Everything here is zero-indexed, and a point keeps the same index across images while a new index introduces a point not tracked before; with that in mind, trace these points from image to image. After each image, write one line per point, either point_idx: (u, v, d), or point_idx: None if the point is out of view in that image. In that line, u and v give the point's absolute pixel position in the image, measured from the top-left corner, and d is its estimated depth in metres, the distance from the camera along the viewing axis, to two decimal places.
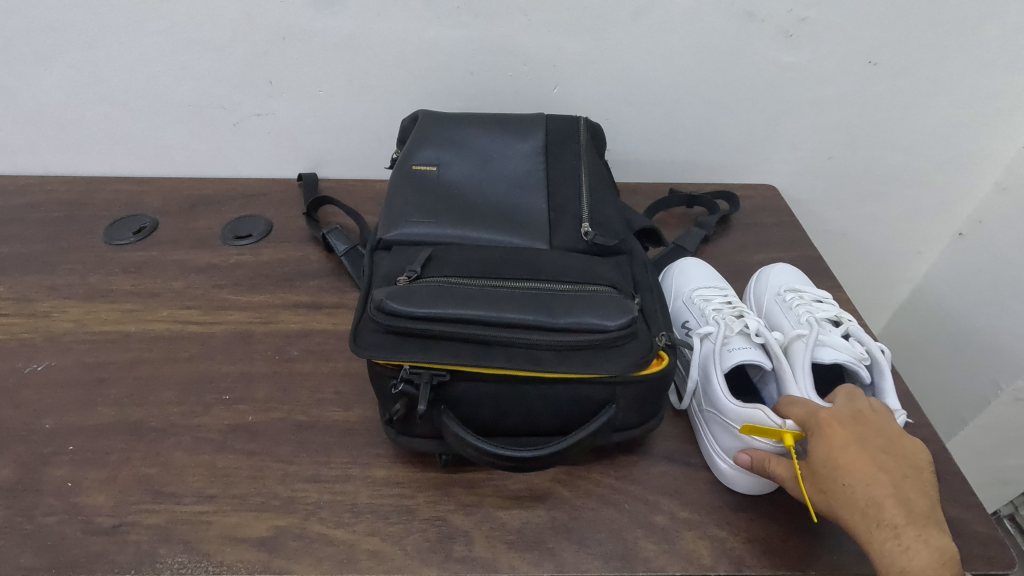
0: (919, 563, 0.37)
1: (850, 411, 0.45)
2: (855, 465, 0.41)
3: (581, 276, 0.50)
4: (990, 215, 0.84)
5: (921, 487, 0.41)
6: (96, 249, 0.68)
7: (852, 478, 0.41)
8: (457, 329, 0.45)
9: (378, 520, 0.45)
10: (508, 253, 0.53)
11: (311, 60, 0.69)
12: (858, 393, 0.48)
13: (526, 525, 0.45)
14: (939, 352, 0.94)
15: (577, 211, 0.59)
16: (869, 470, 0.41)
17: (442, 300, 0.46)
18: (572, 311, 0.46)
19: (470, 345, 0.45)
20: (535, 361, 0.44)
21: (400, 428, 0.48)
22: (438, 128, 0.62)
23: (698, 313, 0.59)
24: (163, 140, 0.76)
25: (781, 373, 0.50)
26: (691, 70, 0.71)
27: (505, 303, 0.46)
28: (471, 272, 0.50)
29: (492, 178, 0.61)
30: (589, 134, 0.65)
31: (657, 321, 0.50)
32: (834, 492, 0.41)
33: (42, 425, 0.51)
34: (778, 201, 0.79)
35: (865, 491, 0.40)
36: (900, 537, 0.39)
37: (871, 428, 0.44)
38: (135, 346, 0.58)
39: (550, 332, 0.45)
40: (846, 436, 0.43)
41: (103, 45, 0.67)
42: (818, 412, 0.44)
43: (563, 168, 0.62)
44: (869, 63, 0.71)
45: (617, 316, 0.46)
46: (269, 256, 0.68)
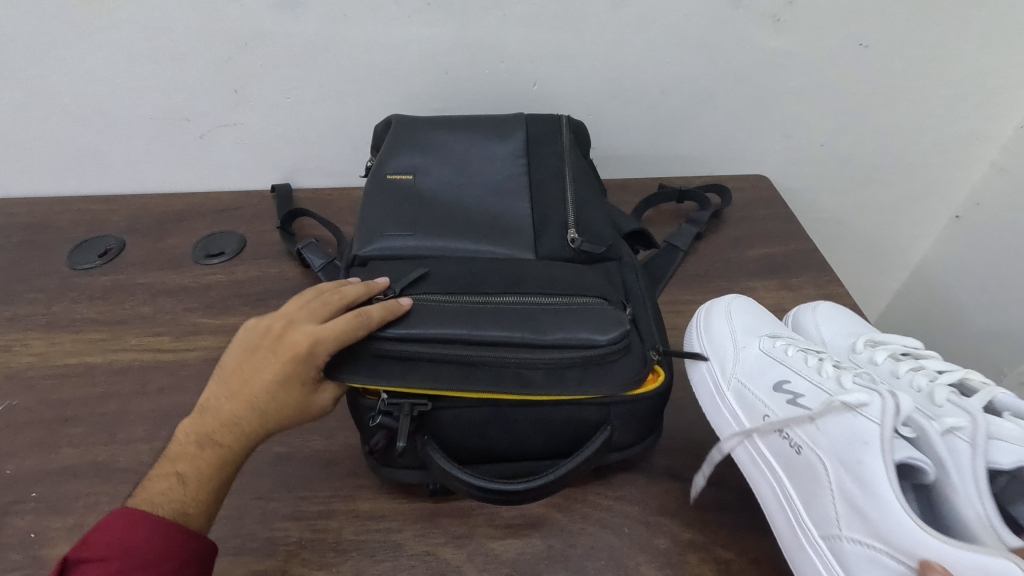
0: None
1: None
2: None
3: (570, 287, 0.47)
4: (988, 196, 0.81)
5: None
6: (60, 275, 0.65)
7: None
8: (440, 351, 0.42)
9: (363, 558, 0.42)
10: (491, 265, 0.50)
11: (276, 65, 0.65)
12: None
13: (520, 555, 0.43)
14: (942, 339, 0.92)
15: (562, 216, 0.56)
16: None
17: (422, 319, 0.43)
18: (565, 328, 0.43)
19: (455, 368, 0.42)
20: (524, 382, 0.42)
21: (383, 460, 0.45)
22: (412, 135, 0.59)
23: (812, 372, 0.47)
24: (129, 156, 0.72)
25: (947, 484, 0.37)
26: (675, 59, 0.68)
27: (489, 320, 0.43)
28: (454, 287, 0.47)
29: (471, 184, 0.58)
30: (571, 134, 0.62)
31: (650, 335, 0.48)
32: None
33: (3, 471, 0.48)
34: (771, 192, 0.77)
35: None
36: None
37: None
38: (102, 379, 0.55)
39: (537, 351, 0.42)
40: None
41: (54, 59, 0.63)
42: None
43: (546, 171, 0.59)
44: (861, 45, 0.68)
45: (610, 330, 0.43)
46: (242, 274, 0.65)
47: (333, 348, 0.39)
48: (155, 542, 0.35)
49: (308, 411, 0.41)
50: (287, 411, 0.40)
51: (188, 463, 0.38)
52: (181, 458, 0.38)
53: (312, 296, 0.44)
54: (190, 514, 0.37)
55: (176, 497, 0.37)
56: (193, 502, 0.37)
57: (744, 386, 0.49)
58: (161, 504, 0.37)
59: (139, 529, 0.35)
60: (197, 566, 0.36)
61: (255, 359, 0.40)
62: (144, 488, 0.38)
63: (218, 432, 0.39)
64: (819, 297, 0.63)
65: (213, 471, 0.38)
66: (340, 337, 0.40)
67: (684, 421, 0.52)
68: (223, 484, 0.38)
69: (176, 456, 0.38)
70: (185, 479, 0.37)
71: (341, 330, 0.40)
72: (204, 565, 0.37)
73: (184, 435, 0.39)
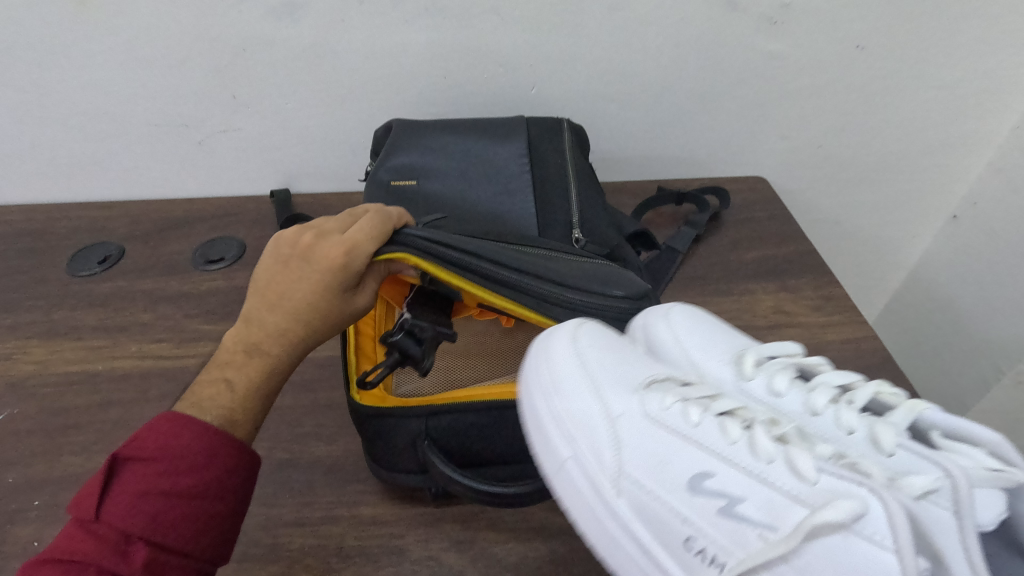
0: None
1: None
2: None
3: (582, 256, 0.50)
4: (984, 195, 0.82)
5: None
6: (60, 282, 0.65)
7: None
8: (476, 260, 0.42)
9: (367, 564, 0.43)
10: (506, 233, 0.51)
11: (274, 71, 0.65)
12: None
13: (523, 560, 0.43)
14: (940, 337, 0.92)
15: (566, 218, 0.57)
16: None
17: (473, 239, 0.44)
18: (580, 275, 0.47)
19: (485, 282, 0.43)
20: (544, 305, 0.44)
21: (386, 465, 0.45)
22: (415, 136, 0.59)
23: (727, 462, 0.39)
24: (128, 162, 0.72)
25: None
26: (673, 62, 0.68)
27: (531, 255, 0.46)
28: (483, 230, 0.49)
29: (475, 185, 0.58)
30: (572, 136, 0.62)
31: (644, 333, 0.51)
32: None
33: (6, 479, 0.48)
34: (769, 193, 0.77)
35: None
36: None
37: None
38: (103, 386, 0.55)
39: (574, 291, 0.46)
40: None
41: (52, 67, 0.63)
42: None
43: (549, 170, 0.59)
44: (856, 47, 0.69)
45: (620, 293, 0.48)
46: (242, 280, 0.65)
47: (374, 245, 0.40)
48: (209, 443, 0.34)
49: (347, 314, 0.42)
50: (329, 317, 0.40)
51: (236, 371, 0.38)
52: (228, 369, 0.39)
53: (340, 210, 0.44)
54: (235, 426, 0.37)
55: (223, 403, 0.37)
56: (237, 411, 0.37)
57: (643, 496, 0.39)
58: (205, 414, 0.36)
59: (183, 435, 0.34)
60: (243, 478, 0.36)
61: (290, 268, 0.41)
62: (187, 399, 0.38)
63: (264, 342, 0.39)
64: (818, 299, 0.63)
65: (259, 380, 0.39)
66: (380, 235, 0.40)
67: None
68: (269, 392, 0.39)
69: (223, 368, 0.39)
70: (232, 387, 0.38)
71: (377, 226, 0.40)
72: (251, 475, 0.36)
73: (231, 345, 0.40)
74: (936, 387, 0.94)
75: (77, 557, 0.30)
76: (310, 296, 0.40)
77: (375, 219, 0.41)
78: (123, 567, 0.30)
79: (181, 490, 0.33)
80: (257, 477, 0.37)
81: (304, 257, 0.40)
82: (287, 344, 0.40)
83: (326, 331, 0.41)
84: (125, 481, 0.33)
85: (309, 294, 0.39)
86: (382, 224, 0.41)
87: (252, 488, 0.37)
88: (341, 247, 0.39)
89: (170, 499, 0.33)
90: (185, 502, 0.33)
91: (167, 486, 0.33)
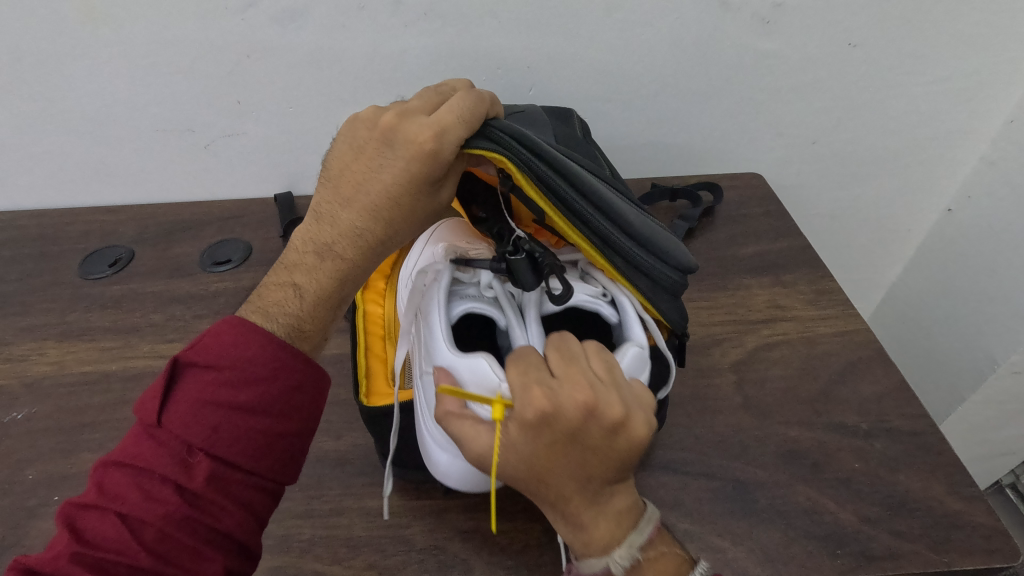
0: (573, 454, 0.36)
1: (573, 396, 0.35)
2: (557, 462, 0.36)
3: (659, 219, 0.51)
4: (978, 189, 0.83)
5: (581, 459, 0.36)
6: (72, 285, 0.66)
7: (558, 466, 0.36)
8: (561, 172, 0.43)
9: (374, 553, 0.44)
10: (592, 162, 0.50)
11: (278, 76, 0.67)
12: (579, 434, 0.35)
13: (525, 548, 0.45)
14: (935, 331, 0.93)
15: None
16: (574, 458, 0.36)
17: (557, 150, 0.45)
18: (651, 227, 0.46)
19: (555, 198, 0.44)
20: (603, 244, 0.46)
21: (399, 461, 0.48)
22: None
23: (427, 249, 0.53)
24: (136, 167, 0.74)
25: (511, 327, 0.45)
26: (668, 61, 0.69)
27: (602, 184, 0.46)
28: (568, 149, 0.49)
29: None
30: (584, 133, 0.65)
31: (678, 309, 0.48)
32: (537, 486, 0.37)
33: (25, 476, 0.50)
34: (764, 190, 0.78)
35: (567, 483, 0.37)
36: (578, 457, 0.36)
37: (586, 415, 0.35)
38: (117, 385, 0.56)
39: (622, 236, 0.46)
40: (563, 462, 0.36)
41: (62, 75, 0.64)
42: (526, 392, 0.36)
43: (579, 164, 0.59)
44: (849, 45, 0.70)
45: (680, 259, 0.46)
46: (249, 282, 0.67)
47: (460, 135, 0.41)
48: (266, 360, 0.37)
49: (425, 208, 0.44)
50: (406, 212, 0.43)
51: (304, 278, 0.41)
52: (298, 272, 0.42)
53: (426, 94, 0.45)
54: (303, 334, 0.40)
55: (291, 310, 0.41)
56: (307, 316, 0.41)
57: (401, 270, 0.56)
58: (275, 321, 0.40)
59: (250, 341, 0.38)
60: (307, 395, 0.39)
61: (369, 161, 0.42)
62: (256, 303, 0.41)
63: (338, 241, 0.42)
64: (812, 293, 0.65)
65: (332, 281, 0.42)
66: (465, 125, 0.41)
67: (681, 415, 0.54)
68: (343, 289, 0.42)
69: (295, 267, 0.42)
70: (305, 289, 0.41)
71: (466, 114, 0.41)
72: (316, 396, 0.40)
73: (301, 245, 0.43)
74: (933, 380, 0.95)
75: (150, 458, 0.35)
76: (387, 189, 0.41)
77: (462, 105, 0.42)
78: (188, 473, 0.35)
79: (238, 404, 0.37)
80: (322, 393, 0.40)
81: (384, 150, 0.42)
82: (363, 241, 0.42)
83: (402, 226, 0.43)
84: (186, 388, 0.37)
85: (393, 185, 0.42)
86: (468, 112, 0.42)
87: (315, 403, 0.40)
88: (425, 137, 0.41)
89: (227, 413, 0.36)
90: (242, 417, 0.37)
91: (227, 399, 0.36)
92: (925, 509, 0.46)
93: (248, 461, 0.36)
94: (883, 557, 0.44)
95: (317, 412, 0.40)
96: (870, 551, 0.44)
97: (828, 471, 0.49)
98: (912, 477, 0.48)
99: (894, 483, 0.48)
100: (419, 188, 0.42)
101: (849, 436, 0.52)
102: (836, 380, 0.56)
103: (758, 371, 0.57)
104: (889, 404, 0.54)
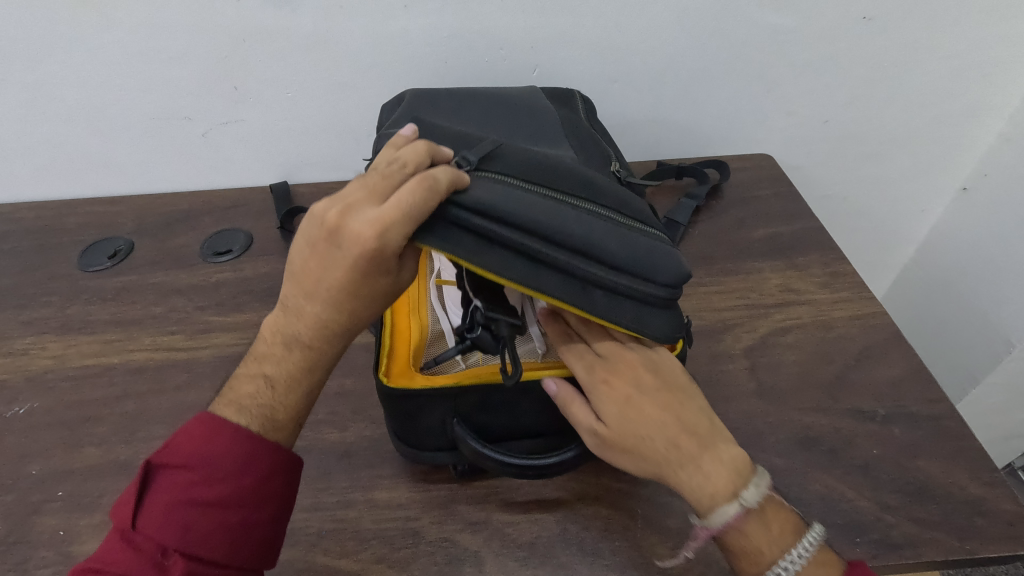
0: (662, 423, 0.40)
1: (635, 363, 0.43)
2: (646, 410, 0.41)
3: (641, 221, 0.45)
4: (995, 166, 0.80)
5: (675, 419, 0.41)
6: (72, 278, 0.65)
7: (649, 428, 0.40)
8: (515, 231, 0.37)
9: (384, 546, 0.44)
10: (547, 179, 0.43)
11: (274, 60, 0.65)
12: (679, 406, 0.42)
13: (537, 539, 0.44)
14: (947, 313, 0.91)
15: (605, 157, 0.57)
16: (661, 412, 0.41)
17: (509, 202, 0.38)
18: (633, 251, 0.40)
19: (514, 257, 0.38)
20: (582, 293, 0.39)
21: (414, 443, 0.47)
22: (427, 102, 0.60)
23: None
24: (134, 157, 0.72)
25: None
26: (675, 41, 0.67)
27: (571, 225, 0.39)
28: (530, 175, 0.42)
29: (497, 128, 0.57)
30: (585, 107, 0.65)
31: (669, 329, 0.41)
32: (637, 445, 0.40)
33: (29, 471, 0.49)
34: (775, 171, 0.76)
35: (662, 436, 0.40)
36: (677, 431, 0.40)
37: (648, 368, 0.43)
38: (120, 379, 0.56)
39: (607, 271, 0.40)
40: (655, 418, 0.41)
41: (54, 63, 0.63)
42: (593, 370, 0.43)
43: (569, 121, 0.60)
44: (863, 18, 0.67)
45: (671, 275, 0.40)
46: (250, 272, 0.66)
47: (401, 234, 0.34)
48: (238, 455, 0.36)
49: (388, 294, 0.38)
50: (369, 304, 0.37)
51: (273, 367, 0.38)
52: (267, 362, 0.39)
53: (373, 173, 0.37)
54: (276, 424, 0.38)
55: (262, 401, 0.38)
56: (279, 408, 0.38)
57: None
58: (247, 415, 0.38)
59: (222, 438, 0.36)
60: (284, 484, 0.38)
61: (315, 255, 0.37)
62: (228, 396, 0.39)
63: (304, 333, 0.38)
64: (826, 275, 0.63)
65: (298, 378, 0.38)
66: (406, 223, 0.34)
67: None
68: (311, 384, 0.39)
69: (264, 358, 0.39)
70: (275, 385, 0.38)
71: (410, 210, 0.34)
72: (291, 481, 0.38)
73: (268, 335, 0.39)
74: (946, 362, 0.93)
75: (120, 563, 0.33)
76: (341, 287, 0.36)
77: (410, 200, 0.34)
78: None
79: (212, 500, 0.35)
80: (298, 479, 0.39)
81: (331, 244, 0.35)
82: (325, 337, 0.38)
83: (365, 316, 0.38)
84: (159, 489, 0.36)
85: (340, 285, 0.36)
86: (417, 209, 0.34)
87: (292, 491, 0.38)
88: (367, 238, 0.34)
89: (201, 509, 0.35)
90: (216, 511, 0.35)
91: (199, 496, 0.35)
92: (946, 495, 0.45)
93: (226, 557, 0.35)
94: (904, 545, 0.43)
95: (291, 496, 0.39)
96: (891, 539, 0.43)
97: (845, 457, 0.48)
98: (932, 463, 0.47)
99: (913, 469, 0.47)
100: (377, 281, 0.37)
101: (867, 422, 0.50)
102: (852, 364, 0.55)
103: (772, 357, 0.56)
104: (907, 389, 0.53)
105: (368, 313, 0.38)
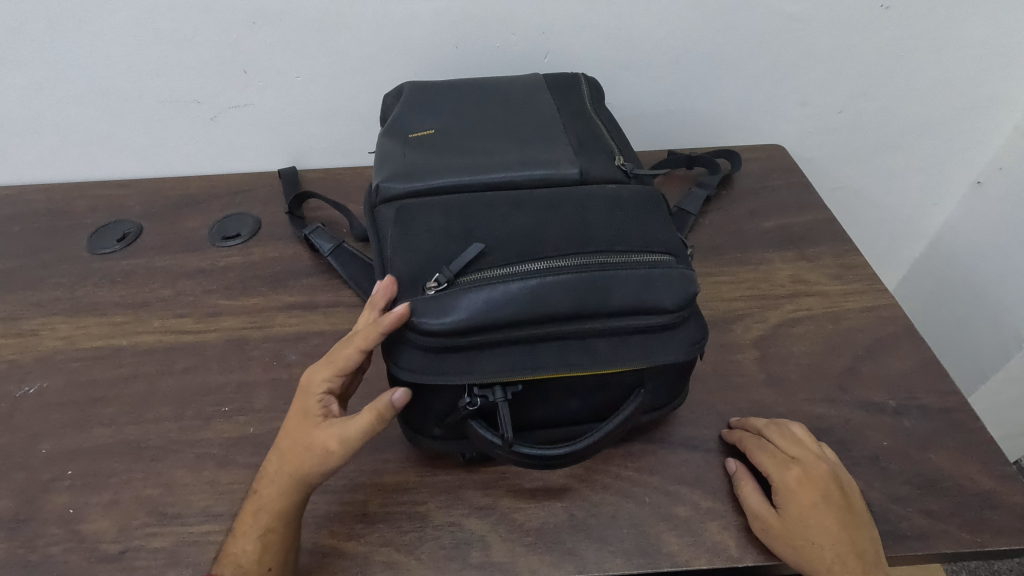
0: (836, 532, 0.42)
1: (816, 465, 0.44)
2: (821, 516, 0.42)
3: (636, 243, 0.46)
4: (1011, 161, 0.79)
5: (851, 532, 0.42)
6: (81, 260, 0.65)
7: (822, 536, 0.42)
8: (505, 333, 0.42)
9: (391, 530, 0.44)
10: (533, 249, 0.45)
11: (285, 43, 0.64)
12: (858, 517, 0.42)
13: (544, 525, 0.44)
14: (959, 308, 0.91)
15: (607, 147, 0.56)
16: (839, 526, 0.42)
17: (481, 307, 0.41)
18: (618, 292, 0.43)
19: (507, 350, 0.42)
20: (589, 353, 0.43)
21: (420, 429, 0.46)
22: (429, 99, 0.60)
23: None
24: (143, 140, 0.72)
25: None
26: (689, 29, 0.66)
27: (551, 301, 0.42)
28: (506, 249, 0.45)
29: (497, 128, 0.57)
30: (591, 89, 0.63)
31: (670, 353, 0.44)
32: (805, 550, 0.41)
33: (39, 451, 0.49)
34: (787, 161, 0.75)
35: (832, 549, 0.41)
36: (846, 541, 0.41)
37: (839, 483, 0.44)
38: (129, 360, 0.56)
39: (601, 319, 0.43)
40: (829, 527, 0.42)
41: (63, 44, 0.62)
42: (787, 469, 0.44)
43: (572, 113, 0.59)
44: (881, 7, 0.66)
45: (667, 302, 0.43)
46: (259, 256, 0.65)
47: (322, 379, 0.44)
48: None
49: (316, 450, 0.42)
50: (303, 454, 0.42)
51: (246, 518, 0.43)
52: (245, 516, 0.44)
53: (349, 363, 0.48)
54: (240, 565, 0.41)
55: (235, 546, 0.42)
56: (243, 551, 0.41)
57: None
58: (224, 558, 0.42)
59: None
60: None
61: None
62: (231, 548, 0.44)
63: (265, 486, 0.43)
64: (837, 267, 0.63)
65: (258, 524, 0.42)
66: (335, 366, 0.44)
67: (701, 391, 0.52)
68: (263, 528, 0.41)
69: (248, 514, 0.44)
70: (242, 531, 0.43)
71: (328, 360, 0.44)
72: None
73: None
74: (956, 358, 0.92)
75: None
76: (294, 436, 0.43)
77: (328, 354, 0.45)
78: None
79: None
80: None
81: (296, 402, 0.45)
82: (277, 480, 0.42)
83: (302, 468, 0.42)
84: None
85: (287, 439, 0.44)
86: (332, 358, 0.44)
87: None
88: (314, 383, 0.44)
89: None
90: None
91: None
92: (956, 488, 0.45)
93: None
94: (913, 536, 0.42)
95: None
96: (899, 530, 0.43)
97: (855, 449, 0.48)
98: (944, 455, 0.47)
99: (924, 462, 0.47)
100: (317, 435, 0.42)
101: (877, 413, 0.50)
102: (863, 357, 0.54)
103: (782, 348, 0.55)
104: (919, 381, 0.52)
105: (311, 467, 0.42)
